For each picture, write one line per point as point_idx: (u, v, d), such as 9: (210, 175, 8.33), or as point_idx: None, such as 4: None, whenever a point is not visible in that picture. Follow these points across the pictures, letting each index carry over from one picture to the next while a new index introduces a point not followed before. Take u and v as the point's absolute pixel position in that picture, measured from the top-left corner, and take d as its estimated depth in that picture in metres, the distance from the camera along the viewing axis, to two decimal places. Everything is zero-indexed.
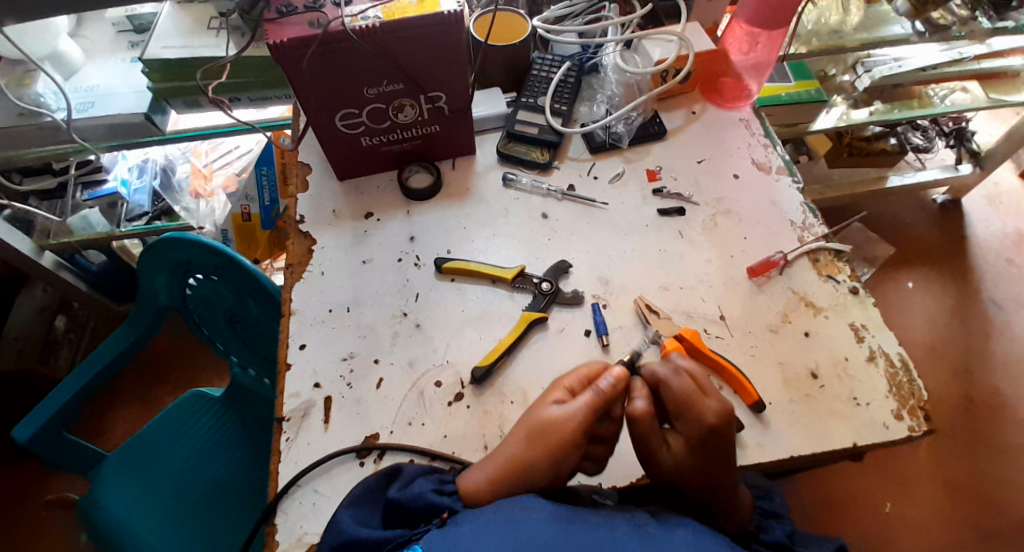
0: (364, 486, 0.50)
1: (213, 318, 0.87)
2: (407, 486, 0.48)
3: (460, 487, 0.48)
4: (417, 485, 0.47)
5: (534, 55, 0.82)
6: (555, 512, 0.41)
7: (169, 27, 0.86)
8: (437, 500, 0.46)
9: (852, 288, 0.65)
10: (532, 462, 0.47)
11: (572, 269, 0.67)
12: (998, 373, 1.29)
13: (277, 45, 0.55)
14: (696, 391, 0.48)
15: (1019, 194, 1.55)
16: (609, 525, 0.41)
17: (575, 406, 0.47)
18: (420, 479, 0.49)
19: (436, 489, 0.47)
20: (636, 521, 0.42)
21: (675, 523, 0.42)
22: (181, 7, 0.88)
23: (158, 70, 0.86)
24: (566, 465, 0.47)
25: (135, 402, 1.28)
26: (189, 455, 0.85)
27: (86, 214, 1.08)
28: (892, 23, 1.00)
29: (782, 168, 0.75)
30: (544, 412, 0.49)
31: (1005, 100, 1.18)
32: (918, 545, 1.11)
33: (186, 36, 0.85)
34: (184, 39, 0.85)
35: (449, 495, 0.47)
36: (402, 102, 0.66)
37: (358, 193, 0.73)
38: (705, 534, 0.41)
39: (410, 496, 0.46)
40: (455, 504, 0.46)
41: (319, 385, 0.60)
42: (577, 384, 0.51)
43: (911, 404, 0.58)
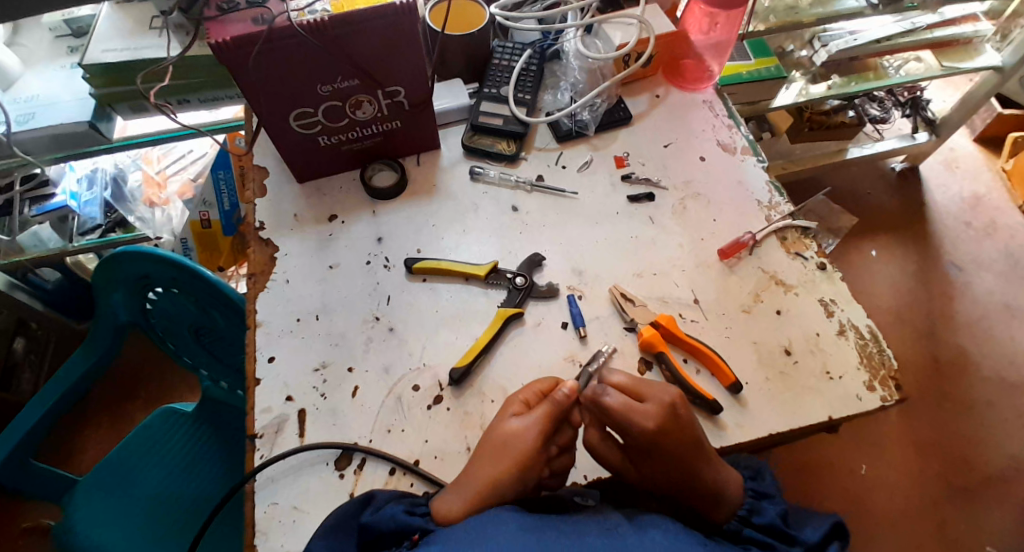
0: (338, 515, 0.48)
1: (179, 332, 0.83)
2: (379, 510, 0.47)
3: (432, 509, 0.47)
4: (388, 507, 0.47)
5: (494, 44, 0.80)
6: (523, 523, 0.41)
7: (108, 29, 0.81)
8: (408, 521, 0.45)
9: (820, 264, 0.65)
10: (500, 475, 0.46)
11: (545, 262, 0.66)
12: (961, 333, 1.34)
13: (219, 45, 0.52)
14: (628, 403, 0.49)
15: (974, 159, 1.60)
16: (577, 533, 0.41)
17: (530, 419, 0.49)
18: (391, 504, 0.48)
19: (407, 511, 0.46)
20: (607, 526, 0.42)
21: (648, 524, 0.43)
22: (119, 7, 0.83)
23: (98, 76, 0.81)
24: (529, 480, 0.47)
25: (104, 423, 1.23)
26: (162, 476, 0.82)
27: (35, 231, 1.01)
28: None
29: (747, 148, 0.75)
30: (504, 426, 0.49)
31: (959, 67, 1.20)
32: (893, 505, 1.15)
33: (128, 38, 0.81)
34: (125, 42, 0.80)
35: (420, 515, 0.46)
36: (359, 98, 0.63)
37: (321, 195, 0.71)
38: (677, 534, 0.42)
39: (381, 519, 0.46)
40: (425, 521, 0.45)
41: (292, 398, 0.58)
42: (531, 398, 0.52)
43: (882, 374, 0.59)
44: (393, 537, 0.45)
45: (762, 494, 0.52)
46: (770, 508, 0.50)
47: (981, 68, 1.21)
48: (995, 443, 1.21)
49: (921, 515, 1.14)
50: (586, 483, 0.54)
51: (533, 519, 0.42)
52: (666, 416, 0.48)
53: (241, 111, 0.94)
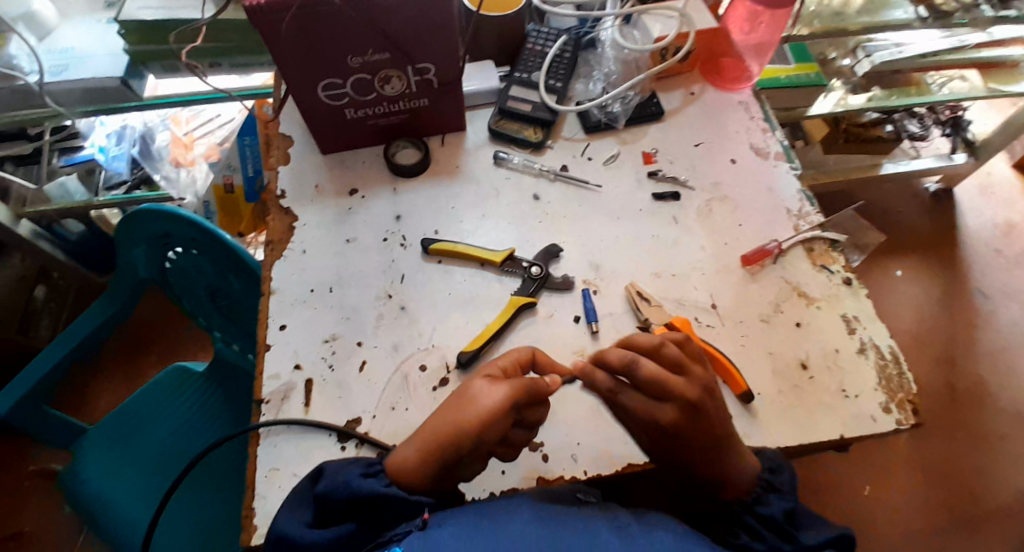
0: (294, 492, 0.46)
1: (194, 292, 0.85)
2: (333, 476, 0.45)
3: (387, 465, 0.46)
4: (345, 472, 0.45)
5: (529, 27, 0.77)
6: (535, 515, 0.42)
7: None
8: (364, 486, 0.43)
9: (845, 279, 0.63)
10: (450, 437, 0.44)
11: (563, 254, 0.65)
12: (980, 361, 1.31)
13: (254, 7, 0.51)
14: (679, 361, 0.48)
15: (1012, 185, 1.55)
16: (587, 525, 0.41)
17: (500, 387, 0.45)
18: (346, 465, 0.46)
19: (364, 474, 0.45)
20: (617, 523, 0.42)
21: (655, 521, 0.42)
22: None
23: (134, 32, 0.82)
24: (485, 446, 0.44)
25: (116, 376, 1.26)
26: (171, 429, 0.83)
27: (63, 182, 1.04)
28: (895, 7, 0.98)
29: (780, 154, 0.73)
30: (471, 387, 0.46)
31: (1005, 89, 1.18)
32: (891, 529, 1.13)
33: None
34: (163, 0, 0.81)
35: (377, 475, 0.45)
36: (388, 73, 0.62)
37: (343, 168, 0.70)
38: (685, 535, 0.41)
39: (337, 485, 0.44)
40: (380, 484, 0.44)
41: (300, 367, 0.58)
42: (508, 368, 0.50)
43: (899, 397, 0.57)
44: (348, 504, 0.43)
45: (773, 488, 0.49)
46: (776, 502, 0.48)
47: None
48: (1003, 475, 1.18)
49: (923, 540, 1.12)
50: (585, 479, 0.53)
51: (542, 514, 0.42)
52: (704, 396, 0.47)
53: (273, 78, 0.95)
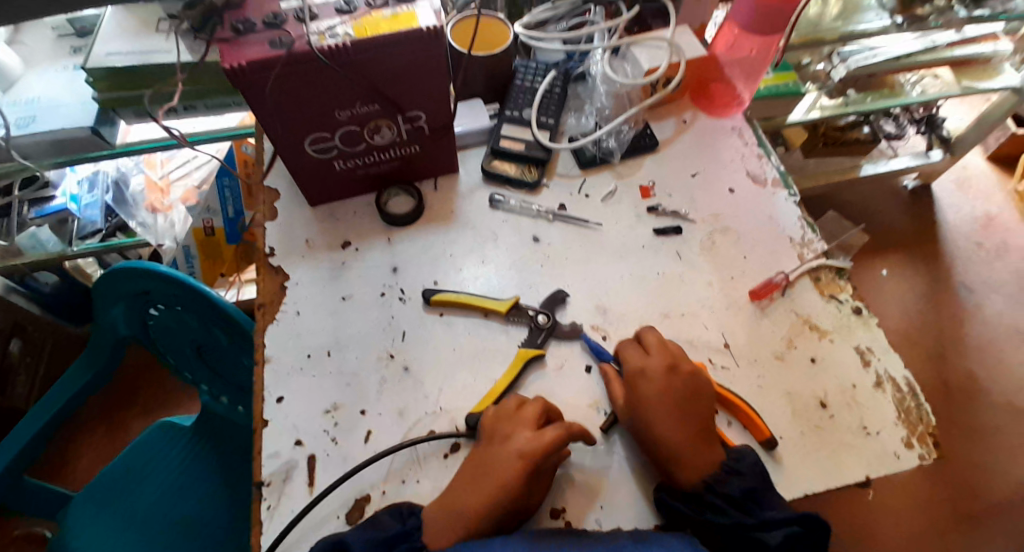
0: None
1: (180, 349, 0.81)
2: None
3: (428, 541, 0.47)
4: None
5: (516, 64, 0.76)
6: (533, 544, 0.44)
7: (113, 30, 0.78)
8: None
9: (855, 308, 0.62)
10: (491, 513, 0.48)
11: (569, 299, 0.63)
12: (969, 355, 1.32)
13: (234, 69, 0.49)
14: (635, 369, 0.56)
15: (987, 178, 1.57)
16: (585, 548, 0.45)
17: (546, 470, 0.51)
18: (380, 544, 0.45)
19: None
20: (612, 545, 0.45)
21: (652, 541, 0.45)
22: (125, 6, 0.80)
23: (103, 80, 0.77)
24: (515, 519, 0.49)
25: (99, 433, 1.20)
26: (162, 486, 0.79)
27: (34, 232, 0.99)
28: (867, 11, 0.99)
29: (777, 181, 0.72)
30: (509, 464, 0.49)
31: (977, 86, 1.17)
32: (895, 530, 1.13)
33: (131, 38, 0.77)
34: (130, 42, 0.77)
35: None
36: (378, 123, 0.60)
37: (334, 220, 0.68)
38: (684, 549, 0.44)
39: None
40: None
41: (301, 442, 0.55)
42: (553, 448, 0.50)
43: (920, 431, 0.56)
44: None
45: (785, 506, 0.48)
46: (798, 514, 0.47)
47: (1000, 88, 1.18)
48: (1002, 468, 1.19)
49: (928, 540, 1.12)
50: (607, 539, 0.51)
51: (541, 541, 0.45)
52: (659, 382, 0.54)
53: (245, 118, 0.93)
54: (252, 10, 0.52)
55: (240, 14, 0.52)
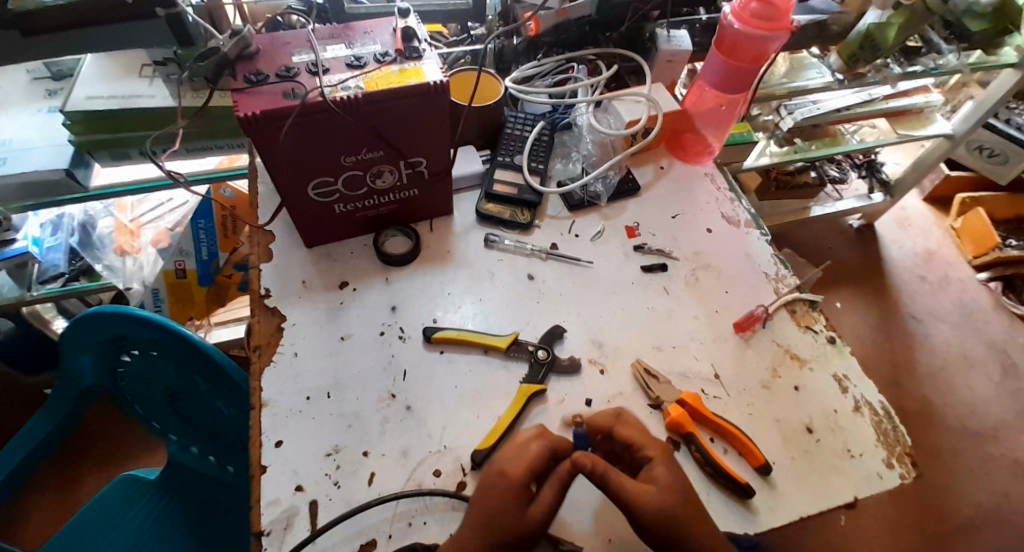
0: None
1: (150, 396, 0.76)
2: None
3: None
4: None
5: (505, 113, 0.80)
6: None
7: (93, 74, 0.78)
8: None
9: (830, 338, 0.67)
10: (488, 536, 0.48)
11: (565, 334, 0.65)
12: (922, 382, 1.40)
13: (249, 118, 0.50)
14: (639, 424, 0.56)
15: (924, 218, 1.71)
16: None
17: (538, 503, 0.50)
18: None
19: None
20: None
21: None
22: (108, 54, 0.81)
23: (80, 123, 0.77)
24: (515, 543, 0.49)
25: (52, 491, 1.12)
26: (125, 546, 0.76)
27: None
28: (810, 69, 1.10)
29: (750, 222, 0.77)
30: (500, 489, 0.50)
31: (912, 134, 1.29)
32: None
33: (112, 83, 0.78)
34: (110, 87, 0.77)
35: None
36: (380, 168, 0.62)
37: (330, 261, 0.68)
38: None
39: None
40: None
41: (302, 488, 0.54)
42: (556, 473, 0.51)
43: (898, 451, 0.60)
44: None
45: None
46: None
47: (934, 136, 1.31)
48: (962, 490, 1.25)
49: None
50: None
51: None
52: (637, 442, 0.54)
53: (229, 161, 0.92)
54: (263, 63, 0.54)
55: (251, 66, 0.54)
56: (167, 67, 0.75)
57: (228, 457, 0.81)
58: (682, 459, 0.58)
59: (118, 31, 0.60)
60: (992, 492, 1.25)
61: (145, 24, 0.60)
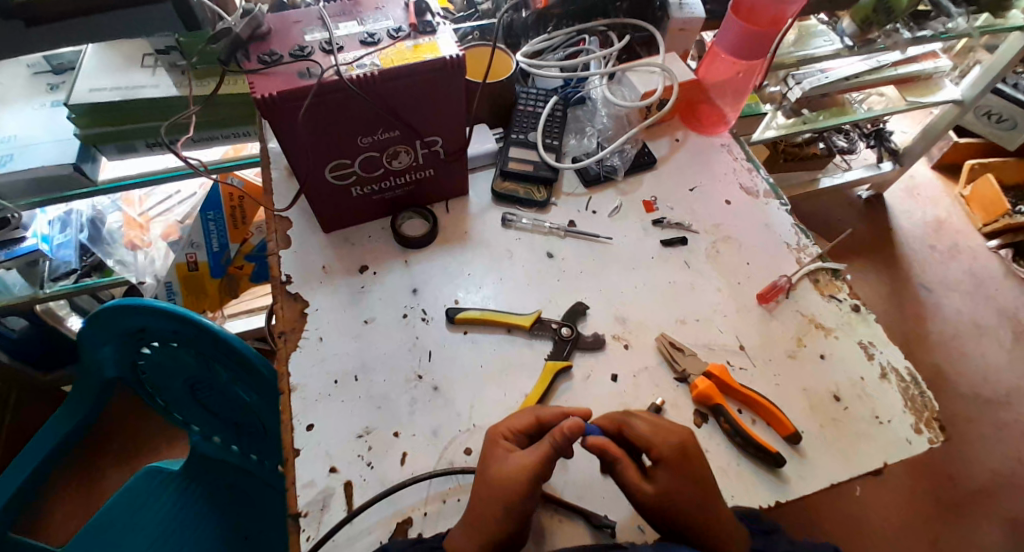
0: None
1: (171, 388, 0.76)
2: None
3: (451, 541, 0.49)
4: None
5: (516, 90, 0.79)
6: None
7: (95, 66, 0.77)
8: None
9: (854, 306, 0.66)
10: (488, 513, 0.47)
11: (588, 311, 0.65)
12: (936, 352, 1.40)
13: (265, 99, 0.49)
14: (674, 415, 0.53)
15: (933, 186, 1.69)
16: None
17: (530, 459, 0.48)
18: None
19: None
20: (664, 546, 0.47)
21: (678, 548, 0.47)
22: (107, 44, 0.79)
23: (85, 115, 0.76)
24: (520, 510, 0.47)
25: (75, 485, 1.13)
26: (155, 534, 0.77)
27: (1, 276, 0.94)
28: (818, 37, 1.07)
29: (769, 192, 0.76)
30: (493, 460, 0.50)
31: (920, 101, 1.26)
32: (885, 524, 1.18)
33: (116, 74, 0.76)
34: (113, 78, 0.76)
35: None
36: (397, 148, 0.62)
37: (349, 245, 0.68)
38: None
39: None
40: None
41: (336, 469, 0.54)
42: (556, 433, 0.48)
43: (926, 417, 0.60)
44: None
45: None
46: None
47: (942, 102, 1.28)
48: (979, 457, 1.25)
49: (916, 530, 1.17)
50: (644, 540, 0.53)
51: None
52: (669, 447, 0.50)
53: (232, 150, 0.91)
54: (277, 43, 0.53)
55: (264, 47, 0.53)
56: (170, 56, 0.76)
57: (251, 446, 0.81)
58: (711, 431, 0.58)
59: (125, 17, 0.58)
60: (1007, 458, 1.25)
61: (152, 9, 0.59)
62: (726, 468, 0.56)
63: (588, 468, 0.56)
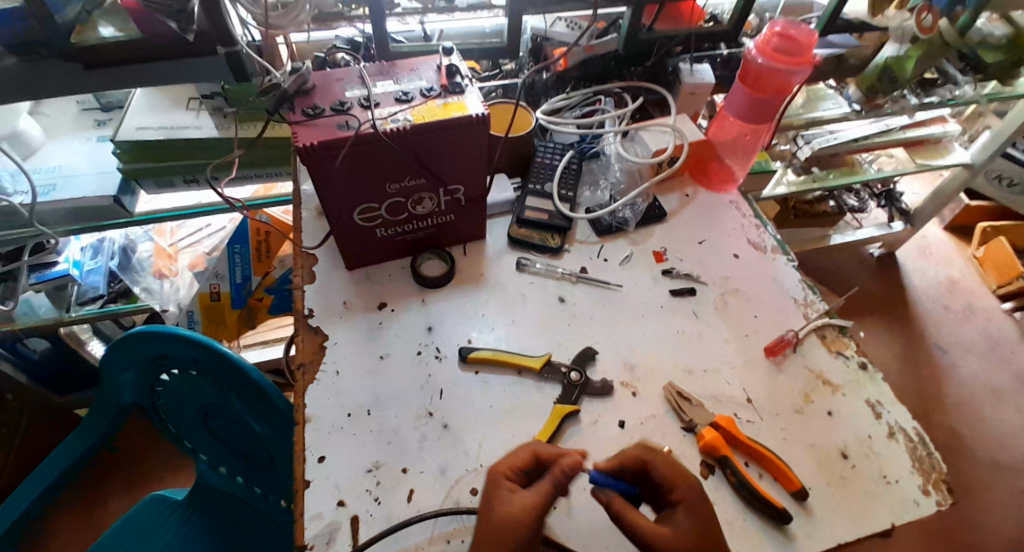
0: None
1: (184, 415, 0.78)
2: None
3: None
4: None
5: (535, 143, 0.83)
6: None
7: (142, 105, 0.82)
8: None
9: (861, 363, 0.67)
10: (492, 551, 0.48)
11: (598, 356, 0.67)
12: (951, 414, 1.38)
13: (305, 147, 0.54)
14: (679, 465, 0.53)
15: (946, 247, 1.70)
16: None
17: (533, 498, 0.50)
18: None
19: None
20: None
21: None
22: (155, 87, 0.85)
23: (127, 151, 0.80)
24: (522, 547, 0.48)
25: (78, 510, 1.14)
26: None
27: (29, 298, 0.97)
28: (827, 101, 1.11)
29: (777, 248, 0.79)
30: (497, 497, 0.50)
31: (930, 164, 1.30)
32: None
33: (160, 114, 0.82)
34: (158, 118, 0.81)
35: None
36: (421, 195, 0.65)
37: (370, 283, 0.71)
38: None
39: None
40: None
41: (343, 503, 0.55)
42: (557, 470, 0.51)
43: (934, 478, 0.60)
44: None
45: None
46: None
47: (953, 165, 1.31)
48: (998, 526, 1.22)
49: None
50: None
51: None
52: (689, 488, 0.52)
53: (261, 189, 0.97)
54: (319, 98, 0.58)
55: (308, 101, 0.57)
56: (214, 101, 0.82)
57: (256, 478, 0.82)
58: (717, 483, 0.58)
59: (180, 66, 0.64)
60: None
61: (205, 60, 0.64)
62: (731, 521, 0.56)
63: (592, 514, 0.56)
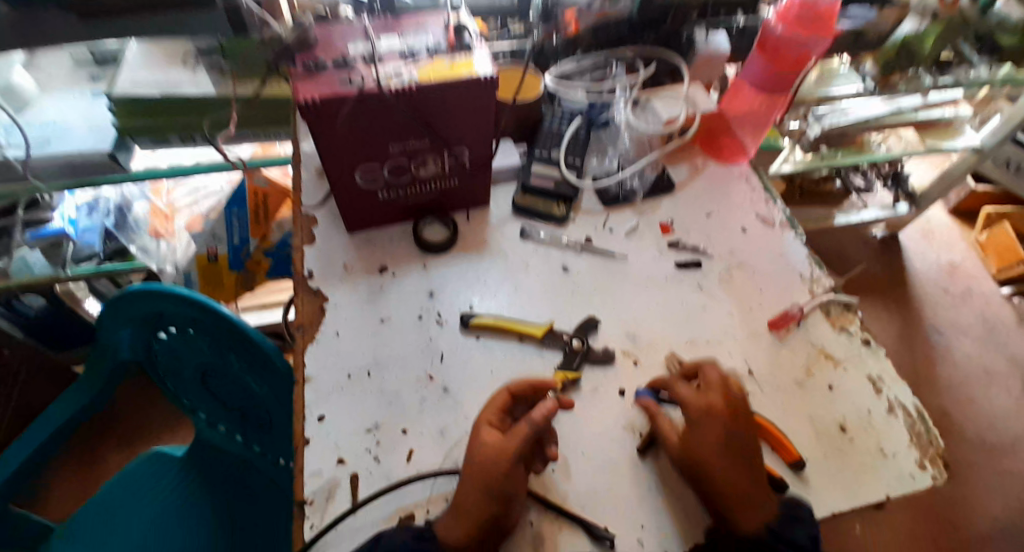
0: None
1: (182, 374, 0.77)
2: None
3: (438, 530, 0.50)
4: None
5: (543, 108, 0.81)
6: None
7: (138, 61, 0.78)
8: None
9: (865, 340, 0.67)
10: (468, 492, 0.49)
11: (600, 325, 0.66)
12: (944, 395, 1.38)
13: (306, 103, 0.52)
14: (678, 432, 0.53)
15: (950, 231, 1.69)
16: None
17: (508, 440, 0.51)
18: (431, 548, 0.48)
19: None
20: None
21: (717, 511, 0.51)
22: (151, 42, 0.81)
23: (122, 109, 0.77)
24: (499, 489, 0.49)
25: (75, 465, 1.15)
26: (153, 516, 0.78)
27: (24, 256, 0.94)
28: (841, 78, 1.06)
29: (785, 222, 0.77)
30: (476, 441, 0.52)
31: (940, 146, 1.28)
32: None
33: (156, 70, 0.78)
34: (154, 74, 0.77)
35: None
36: (425, 157, 0.64)
37: (370, 246, 0.70)
38: None
39: None
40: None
41: (343, 461, 0.55)
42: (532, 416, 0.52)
43: (931, 453, 0.59)
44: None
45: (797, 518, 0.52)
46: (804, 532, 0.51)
47: (963, 147, 1.29)
48: (983, 504, 1.23)
49: None
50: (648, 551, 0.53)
51: None
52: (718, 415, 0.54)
53: (260, 149, 0.94)
54: (322, 52, 0.55)
55: (310, 54, 0.55)
56: (211, 57, 0.78)
57: (256, 438, 0.82)
58: None
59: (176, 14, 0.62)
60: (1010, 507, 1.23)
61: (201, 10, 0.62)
62: None
63: (591, 481, 0.56)
